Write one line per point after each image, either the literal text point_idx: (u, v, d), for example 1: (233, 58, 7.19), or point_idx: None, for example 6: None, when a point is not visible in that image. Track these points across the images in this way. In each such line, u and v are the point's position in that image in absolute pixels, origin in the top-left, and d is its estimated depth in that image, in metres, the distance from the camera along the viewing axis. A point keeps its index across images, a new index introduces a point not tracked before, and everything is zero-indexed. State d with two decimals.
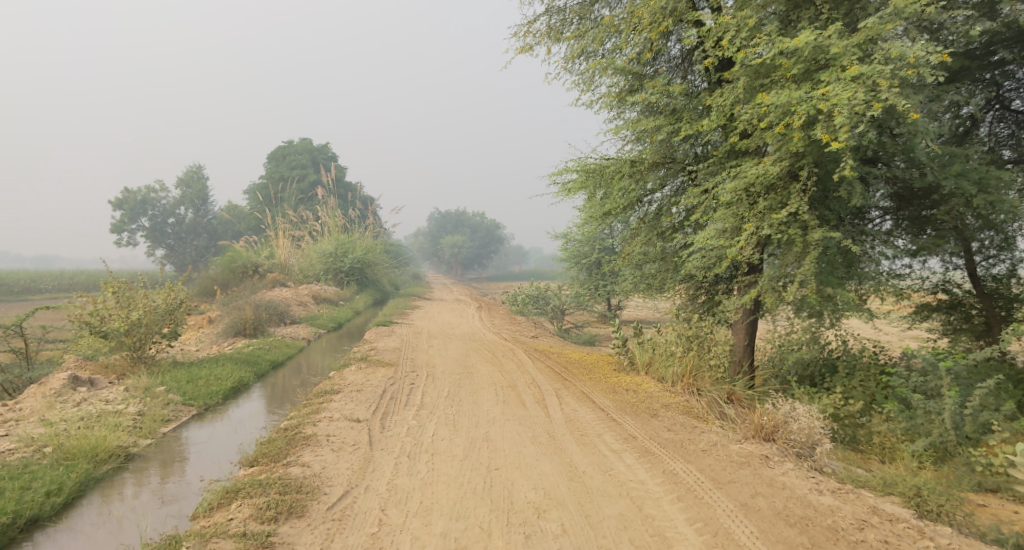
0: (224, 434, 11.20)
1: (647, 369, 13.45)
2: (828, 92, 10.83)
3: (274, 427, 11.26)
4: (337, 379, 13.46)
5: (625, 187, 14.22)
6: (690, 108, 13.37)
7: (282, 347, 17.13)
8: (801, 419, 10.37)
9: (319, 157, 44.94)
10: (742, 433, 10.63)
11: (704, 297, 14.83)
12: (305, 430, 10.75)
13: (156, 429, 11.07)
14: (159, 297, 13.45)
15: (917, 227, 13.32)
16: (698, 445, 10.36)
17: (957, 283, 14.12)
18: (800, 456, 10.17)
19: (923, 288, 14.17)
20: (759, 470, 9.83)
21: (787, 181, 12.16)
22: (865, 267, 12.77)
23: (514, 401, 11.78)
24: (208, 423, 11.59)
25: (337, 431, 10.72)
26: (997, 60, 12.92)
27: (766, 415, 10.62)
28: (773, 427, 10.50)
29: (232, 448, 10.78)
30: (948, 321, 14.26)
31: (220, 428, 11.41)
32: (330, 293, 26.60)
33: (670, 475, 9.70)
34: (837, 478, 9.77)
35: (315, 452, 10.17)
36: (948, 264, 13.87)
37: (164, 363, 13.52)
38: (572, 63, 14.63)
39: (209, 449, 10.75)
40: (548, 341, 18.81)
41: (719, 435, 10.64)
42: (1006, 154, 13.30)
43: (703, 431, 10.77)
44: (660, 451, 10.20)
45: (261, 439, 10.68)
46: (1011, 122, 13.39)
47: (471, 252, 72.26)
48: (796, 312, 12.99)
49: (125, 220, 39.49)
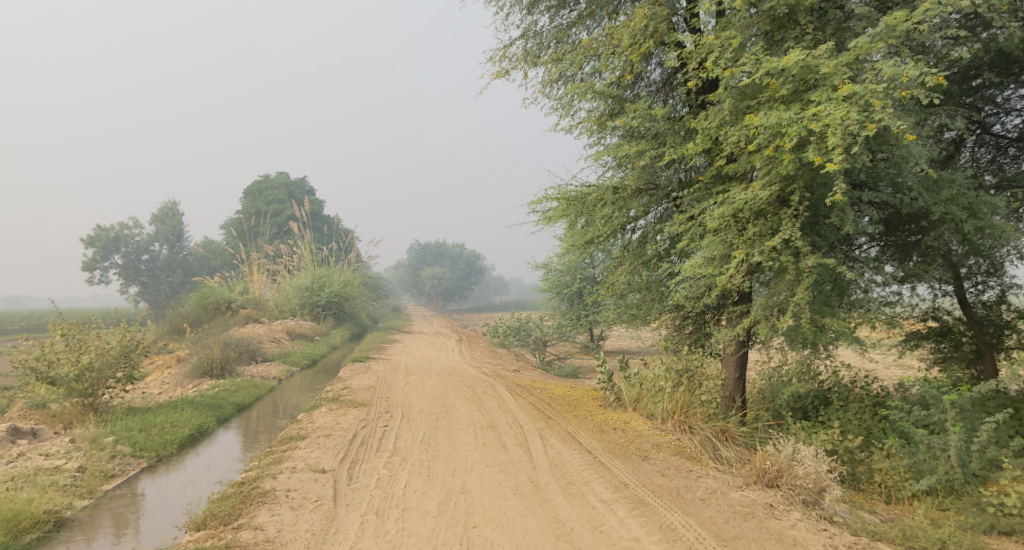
0: (175, 490, 10.33)
1: (634, 405, 12.69)
2: (820, 111, 9.97)
3: (230, 481, 10.40)
4: (306, 422, 12.62)
5: (607, 214, 13.62)
6: (673, 132, 12.70)
7: (250, 388, 16.20)
8: (806, 463, 9.65)
9: (296, 191, 44.27)
10: (743, 479, 9.89)
11: (691, 327, 14.10)
12: (262, 484, 9.90)
13: (97, 487, 10.19)
14: (113, 337, 12.58)
15: (902, 252, 12.84)
16: (695, 493, 9.61)
17: (946, 310, 13.54)
18: (806, 504, 9.47)
19: (912, 315, 13.61)
20: (765, 522, 9.11)
21: (777, 206, 11.49)
22: (856, 295, 12.29)
23: (495, 444, 11.00)
24: (161, 477, 10.75)
25: (298, 485, 9.88)
26: (977, 85, 12.50)
27: (768, 458, 9.88)
28: (777, 471, 9.76)
29: (179, 508, 9.90)
30: (938, 350, 13.63)
31: (172, 483, 10.54)
32: (305, 329, 25.70)
33: (667, 530, 8.95)
34: (849, 530, 9.06)
35: (272, 512, 9.32)
36: (937, 291, 13.28)
37: (118, 409, 12.65)
38: (550, 87, 14.07)
39: (156, 509, 9.88)
40: (530, 375, 18.03)
41: (716, 480, 9.89)
42: (989, 179, 12.69)
43: (699, 476, 10.03)
44: (655, 502, 9.43)
45: (212, 497, 9.83)
46: (991, 146, 12.87)
47: (452, 283, 71.43)
48: (788, 344, 12.17)
49: (97, 258, 38.35)
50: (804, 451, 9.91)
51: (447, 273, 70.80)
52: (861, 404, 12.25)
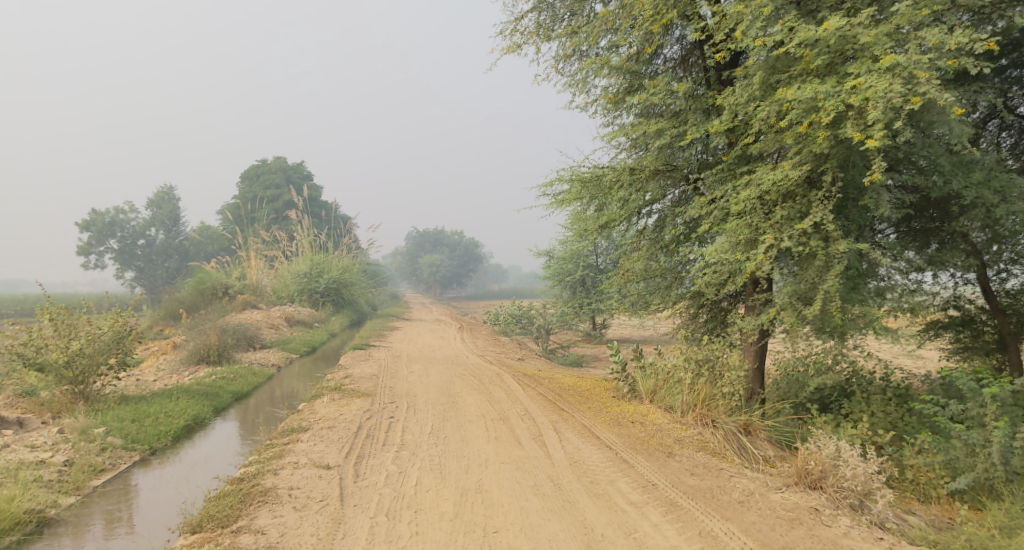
0: (169, 486, 9.75)
1: (651, 397, 12.10)
2: (860, 84, 9.33)
3: (227, 477, 9.81)
4: (307, 413, 12.04)
5: (624, 196, 12.99)
6: (695, 110, 12.09)
7: (248, 376, 15.61)
8: (849, 463, 9.10)
9: (294, 176, 43.59)
10: (782, 480, 9.33)
11: (706, 315, 13.54)
12: (263, 481, 9.31)
13: (85, 483, 9.61)
14: (105, 322, 11.99)
15: (921, 238, 12.23)
16: (731, 495, 9.05)
17: (968, 299, 12.93)
18: (853, 508, 8.93)
19: (933, 304, 12.96)
20: (814, 529, 8.56)
21: (806, 189, 10.89)
22: (868, 284, 11.79)
23: (508, 438, 10.42)
24: (154, 471, 10.15)
25: (302, 482, 9.30)
26: (1006, 64, 11.54)
27: (809, 458, 9.33)
28: (821, 472, 9.20)
29: (173, 508, 9.31)
30: (958, 340, 13.05)
31: (166, 479, 9.96)
32: (304, 315, 25.09)
33: (708, 538, 8.40)
34: (903, 538, 8.53)
35: (274, 513, 8.74)
36: (959, 279, 12.65)
37: (110, 398, 12.05)
38: (563, 63, 13.44)
39: (147, 509, 9.28)
40: (535, 364, 17.47)
41: (751, 481, 9.33)
42: (1012, 164, 11.60)
43: (731, 475, 9.47)
44: (687, 504, 8.88)
45: (208, 496, 9.24)
46: (1016, 130, 11.80)
47: (450, 270, 70.76)
48: (815, 335, 11.58)
49: (93, 242, 37.66)
50: (842, 448, 9.35)
51: (447, 260, 70.28)
52: (884, 396, 11.79)
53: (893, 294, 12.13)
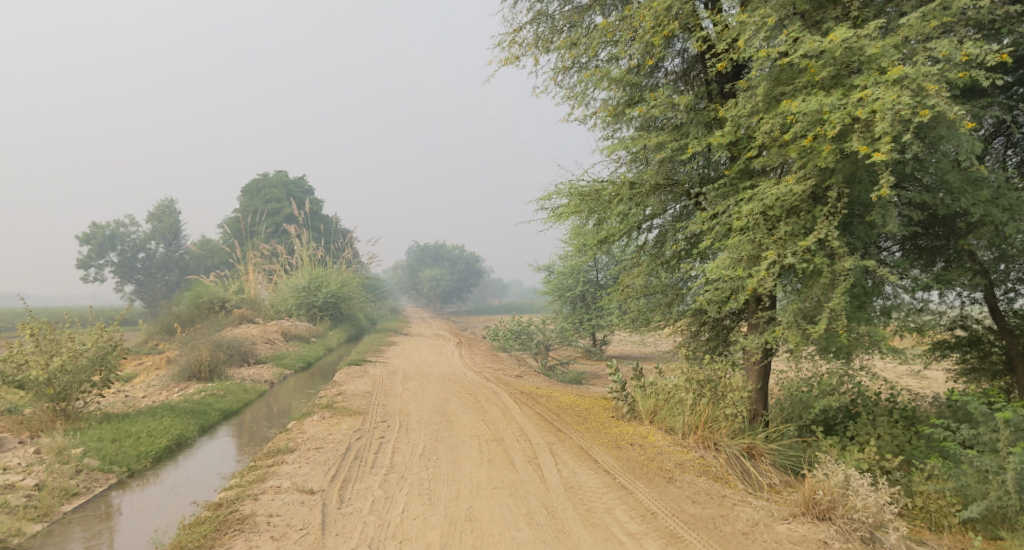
0: (144, 512, 9.39)
1: (651, 418, 11.70)
2: (867, 96, 8.99)
3: (204, 503, 9.43)
4: (296, 432, 11.67)
5: (624, 211, 12.65)
6: (697, 123, 11.76)
7: (239, 392, 15.23)
8: (858, 493, 8.72)
9: (294, 190, 43.37)
10: (789, 511, 8.93)
11: (707, 333, 13.17)
12: (241, 508, 8.94)
13: (54, 508, 9.26)
14: (89, 338, 11.67)
15: (925, 257, 11.99)
16: (735, 526, 8.67)
17: (975, 318, 12.54)
18: (864, 541, 8.55)
19: (939, 323, 12.56)
20: None
21: (811, 204, 10.54)
22: (874, 302, 11.40)
23: (502, 461, 10.03)
24: (131, 496, 9.78)
25: (282, 509, 8.92)
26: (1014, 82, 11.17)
27: (817, 487, 8.94)
28: (829, 502, 8.82)
29: (144, 537, 8.93)
30: (964, 360, 12.64)
31: (141, 504, 9.59)
32: (302, 330, 24.72)
33: None
34: None
35: (250, 544, 8.37)
36: (965, 299, 12.24)
37: (92, 416, 11.70)
38: (562, 75, 13.15)
39: (117, 537, 8.91)
40: (533, 381, 17.08)
41: (755, 510, 8.93)
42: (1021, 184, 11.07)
43: (735, 503, 9.08)
44: (688, 536, 8.50)
45: (181, 525, 8.86)
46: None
47: (450, 285, 70.38)
48: (819, 354, 11.21)
49: (92, 256, 37.36)
50: (851, 477, 8.95)
51: (447, 275, 69.97)
52: (891, 418, 11.47)
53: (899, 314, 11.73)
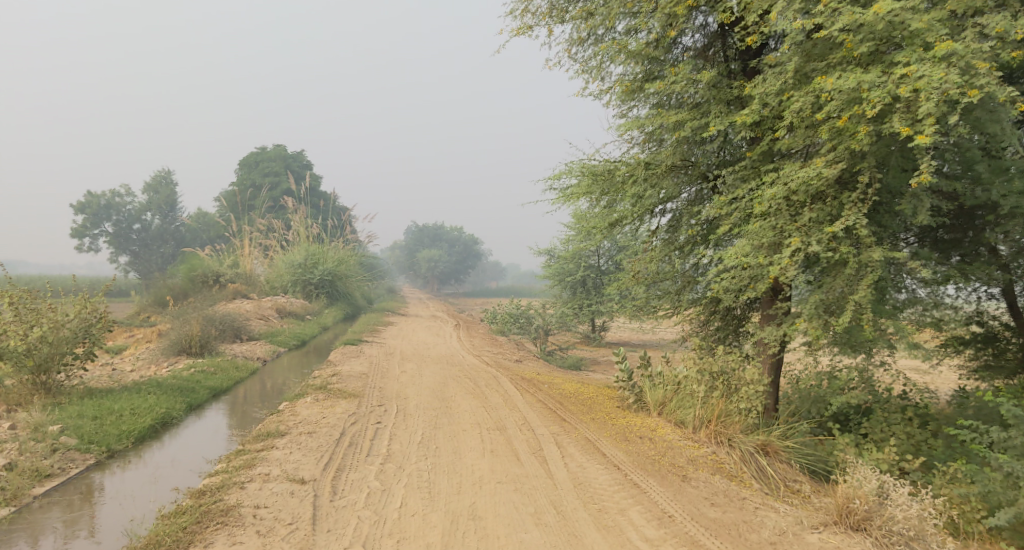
0: (122, 498, 8.87)
1: (660, 410, 11.16)
2: (910, 73, 8.47)
3: (185, 491, 8.87)
4: (287, 414, 11.13)
5: (638, 192, 12.05)
6: (720, 101, 11.10)
7: (231, 370, 14.70)
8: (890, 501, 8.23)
9: (293, 164, 42.63)
10: (821, 518, 8.44)
11: (718, 323, 12.60)
12: (226, 498, 8.42)
13: (25, 491, 8.74)
14: (72, 309, 11.15)
15: (941, 250, 11.17)
16: (760, 535, 8.17)
17: (992, 314, 11.69)
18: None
19: (955, 317, 11.64)
20: None
21: (838, 189, 9.94)
22: (891, 295, 10.87)
23: (506, 452, 9.51)
24: (108, 480, 9.23)
25: (270, 500, 8.39)
26: None
27: (847, 493, 8.45)
28: (866, 513, 8.32)
29: (118, 527, 8.38)
30: (979, 357, 11.78)
31: (119, 490, 9.04)
32: (297, 307, 24.16)
33: None
34: None
35: (234, 539, 7.84)
36: (981, 294, 11.45)
37: (73, 391, 11.17)
38: (577, 46, 12.52)
39: (90, 527, 8.37)
40: (533, 367, 16.55)
41: (782, 516, 8.44)
42: None
43: (757, 507, 8.59)
44: (709, 543, 8.02)
45: (158, 516, 8.31)
46: None
47: (447, 266, 69.71)
48: (839, 349, 10.66)
49: (88, 225, 36.71)
50: (886, 483, 8.47)
51: (445, 257, 69.37)
52: (905, 415, 10.99)
53: (915, 307, 11.17)
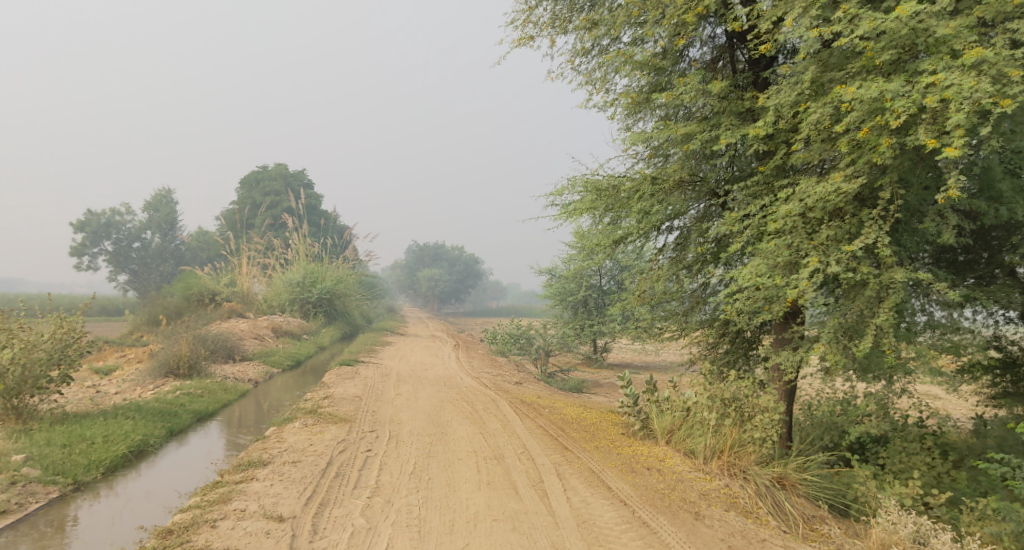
0: (81, 538, 8.28)
1: (667, 438, 10.53)
2: (937, 82, 7.94)
3: (149, 532, 8.26)
4: (273, 440, 10.52)
5: (645, 208, 11.49)
6: (731, 113, 10.56)
7: (219, 392, 14.07)
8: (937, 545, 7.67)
9: (295, 182, 42.18)
10: None
11: (728, 346, 11.98)
12: (193, 539, 7.87)
13: None
14: (46, 329, 10.60)
15: (957, 270, 10.43)
16: None
17: (1010, 339, 10.70)
18: None
19: (975, 343, 10.46)
20: None
21: (857, 206, 9.36)
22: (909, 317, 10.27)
23: (503, 484, 8.93)
24: (70, 517, 8.64)
25: (243, 541, 7.85)
26: None
27: None
28: None
29: None
30: (996, 385, 10.88)
31: (79, 529, 8.44)
32: (293, 326, 23.53)
33: None
34: None
35: None
36: (999, 317, 10.56)
37: (45, 417, 10.59)
38: (580, 57, 12.01)
39: None
40: (534, 389, 15.91)
41: None
42: None
43: None
44: None
45: None
46: None
47: (448, 286, 69.14)
48: (859, 376, 10.03)
49: (87, 244, 36.18)
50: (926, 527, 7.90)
51: (446, 276, 68.73)
52: (925, 445, 10.37)
53: (932, 332, 10.46)
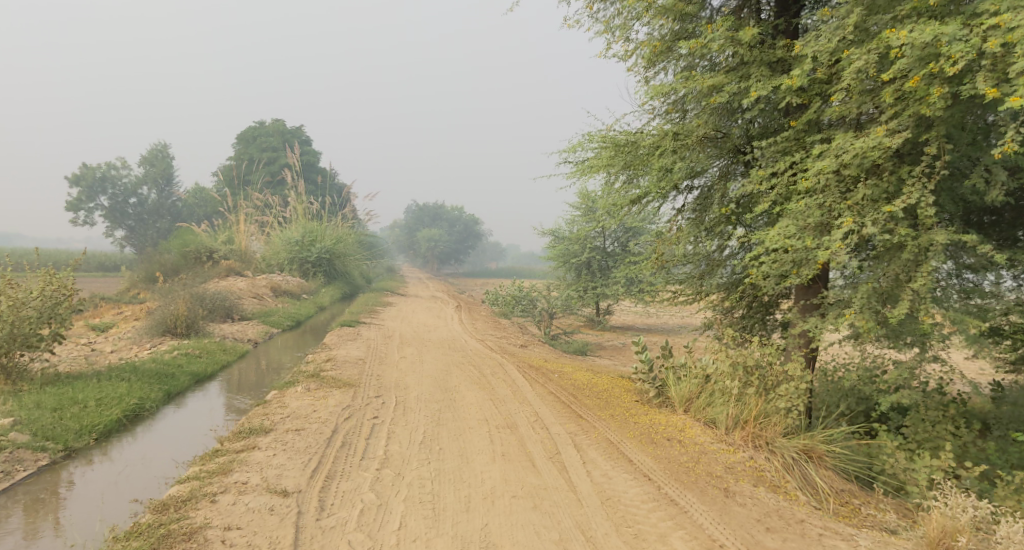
0: (74, 509, 7.85)
1: (685, 407, 10.06)
2: (1003, 22, 7.47)
3: (146, 505, 7.82)
4: (274, 406, 10.06)
5: (665, 165, 10.89)
6: (761, 63, 9.92)
7: (217, 352, 13.59)
8: None
9: (293, 139, 41.33)
10: None
11: (746, 312, 11.47)
12: (191, 516, 7.44)
13: None
14: (36, 286, 10.09)
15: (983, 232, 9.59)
16: None
17: None
18: None
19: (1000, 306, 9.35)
20: None
21: (896, 162, 8.78)
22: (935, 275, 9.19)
23: (519, 456, 8.53)
24: (62, 485, 8.20)
25: (245, 519, 7.42)
26: None
27: None
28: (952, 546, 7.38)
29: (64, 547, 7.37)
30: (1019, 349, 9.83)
31: (72, 498, 8.00)
32: (293, 286, 23.02)
33: None
34: None
35: None
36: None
37: (35, 378, 10.13)
38: (599, 4, 11.33)
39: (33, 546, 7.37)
40: (539, 353, 15.43)
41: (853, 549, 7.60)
42: None
43: (820, 534, 7.76)
44: None
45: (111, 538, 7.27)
46: None
47: (447, 246, 68.56)
48: (890, 344, 9.50)
49: (83, 199, 35.52)
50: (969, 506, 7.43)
51: (445, 236, 68.10)
52: (947, 412, 9.72)
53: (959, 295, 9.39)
